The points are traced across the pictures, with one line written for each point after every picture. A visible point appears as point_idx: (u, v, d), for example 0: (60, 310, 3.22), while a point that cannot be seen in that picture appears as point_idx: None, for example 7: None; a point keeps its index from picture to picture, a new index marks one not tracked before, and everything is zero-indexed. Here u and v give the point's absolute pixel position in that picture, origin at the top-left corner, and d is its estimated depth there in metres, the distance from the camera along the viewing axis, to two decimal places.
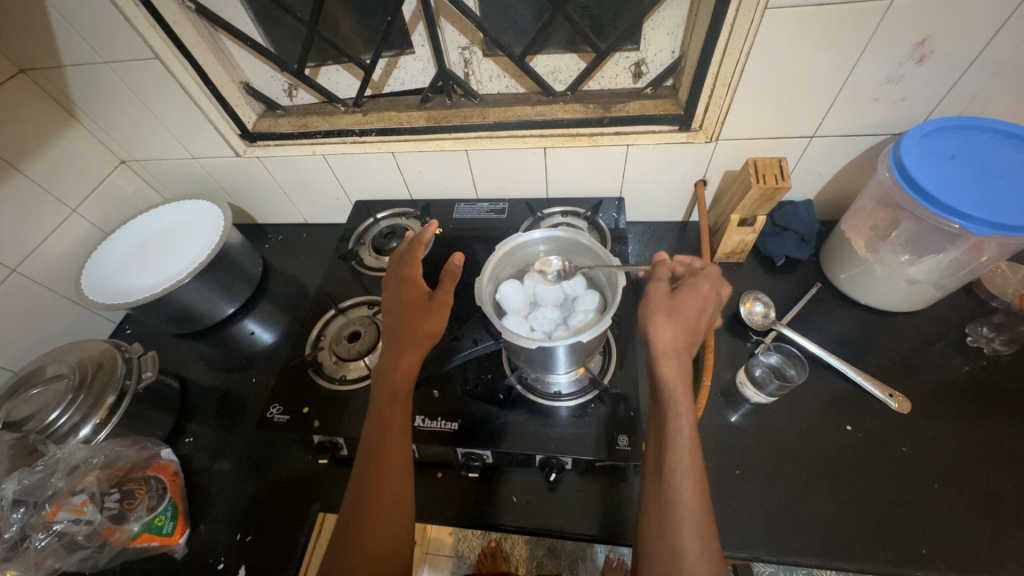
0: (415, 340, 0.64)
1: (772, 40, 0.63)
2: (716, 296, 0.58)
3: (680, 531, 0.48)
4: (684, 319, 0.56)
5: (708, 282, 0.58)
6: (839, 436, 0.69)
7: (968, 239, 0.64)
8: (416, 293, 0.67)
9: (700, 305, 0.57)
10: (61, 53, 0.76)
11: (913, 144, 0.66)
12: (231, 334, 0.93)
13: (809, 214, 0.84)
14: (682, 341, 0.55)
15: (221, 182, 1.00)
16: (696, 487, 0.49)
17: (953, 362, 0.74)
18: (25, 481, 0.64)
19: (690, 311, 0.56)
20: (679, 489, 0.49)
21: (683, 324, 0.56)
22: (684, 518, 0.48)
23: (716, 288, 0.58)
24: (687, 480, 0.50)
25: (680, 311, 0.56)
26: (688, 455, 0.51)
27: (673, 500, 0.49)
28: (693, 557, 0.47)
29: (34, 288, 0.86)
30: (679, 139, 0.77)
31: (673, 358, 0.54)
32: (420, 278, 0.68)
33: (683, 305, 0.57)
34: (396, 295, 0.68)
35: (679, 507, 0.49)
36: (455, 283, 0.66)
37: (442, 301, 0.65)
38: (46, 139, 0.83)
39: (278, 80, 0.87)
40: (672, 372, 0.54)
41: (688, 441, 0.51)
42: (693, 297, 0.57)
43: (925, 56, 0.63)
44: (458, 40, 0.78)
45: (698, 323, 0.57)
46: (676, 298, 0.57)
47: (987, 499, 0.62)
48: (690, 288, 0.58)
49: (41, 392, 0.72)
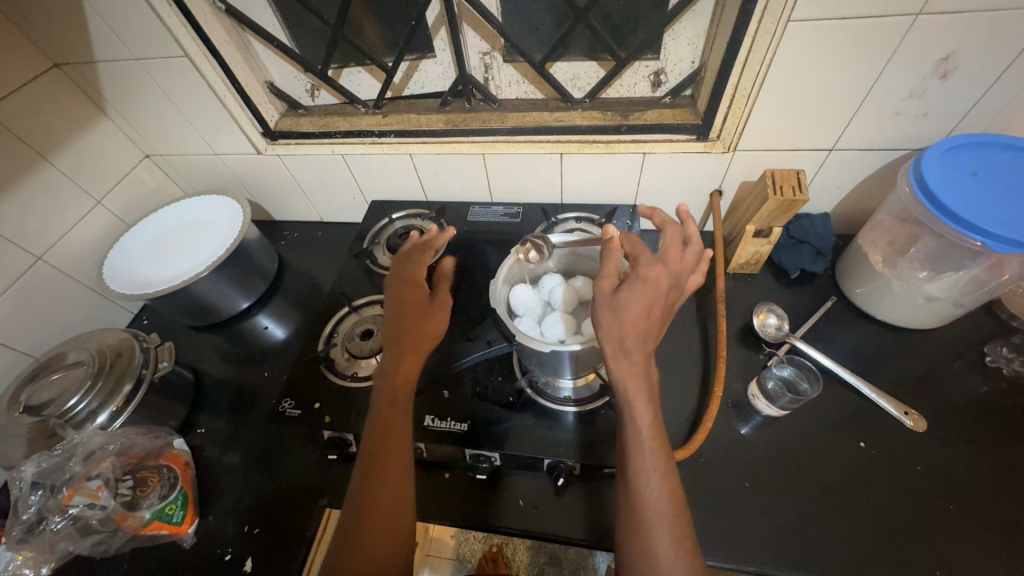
0: (415, 343, 0.64)
1: (793, 52, 0.63)
2: (668, 283, 0.56)
3: (654, 537, 0.49)
4: (631, 318, 0.53)
5: (654, 270, 0.56)
6: (852, 453, 0.68)
7: (990, 256, 0.63)
8: (418, 295, 0.68)
9: (648, 299, 0.54)
10: (95, 49, 0.78)
11: (935, 159, 0.65)
12: (245, 328, 0.94)
13: (826, 227, 0.83)
14: (634, 342, 0.53)
15: (242, 179, 1.02)
16: (664, 489, 0.50)
17: (971, 381, 0.73)
18: (43, 464, 0.66)
19: (637, 310, 0.54)
20: (648, 494, 0.50)
21: (631, 323, 0.53)
22: (657, 525, 0.49)
23: (663, 273, 0.56)
24: (654, 483, 0.50)
25: (626, 311, 0.53)
26: (650, 459, 0.51)
27: (642, 506, 0.50)
28: (669, 562, 0.47)
29: (58, 276, 0.88)
30: (695, 149, 0.77)
31: (624, 360, 0.53)
32: (422, 279, 0.70)
33: (629, 303, 0.54)
34: (396, 297, 0.68)
35: (650, 513, 0.50)
36: (447, 281, 0.70)
37: (443, 304, 0.67)
38: (76, 132, 0.85)
39: (301, 80, 0.89)
40: (625, 373, 0.53)
41: (650, 443, 0.52)
42: (638, 292, 0.54)
43: (949, 72, 0.62)
44: (479, 45, 0.79)
45: (649, 319, 0.54)
46: (620, 295, 0.55)
47: (1003, 523, 0.61)
48: (635, 282, 0.55)
49: (61, 377, 0.74)
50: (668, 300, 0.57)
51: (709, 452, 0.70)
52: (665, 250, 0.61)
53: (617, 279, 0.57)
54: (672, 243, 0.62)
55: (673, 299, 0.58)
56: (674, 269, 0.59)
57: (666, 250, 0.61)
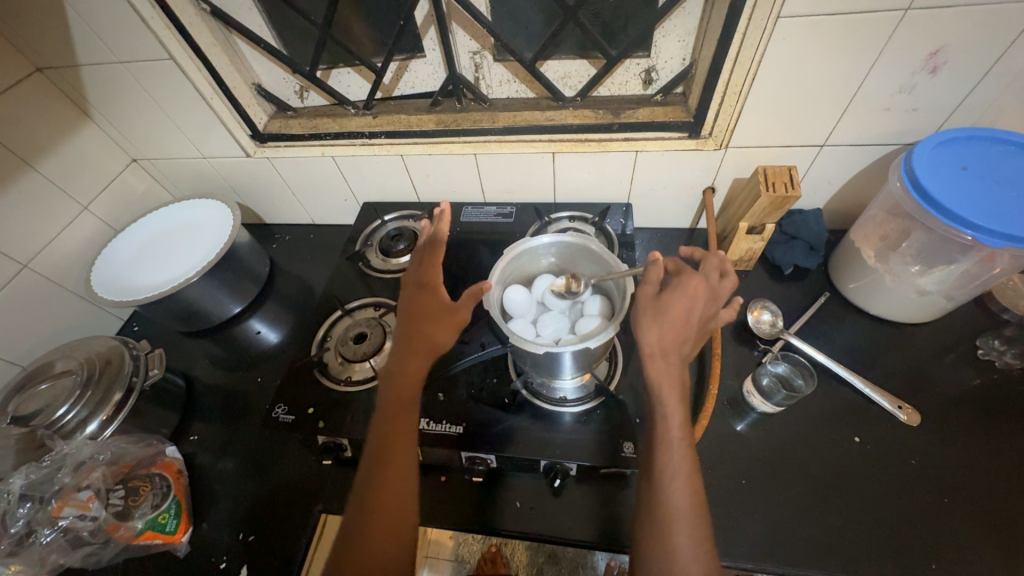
0: (426, 346, 0.64)
1: (783, 49, 0.63)
2: (709, 294, 0.57)
3: (674, 536, 0.49)
4: (670, 320, 0.55)
5: (695, 280, 0.57)
6: (848, 448, 0.69)
7: (981, 250, 0.63)
8: (433, 300, 0.66)
9: (687, 306, 0.56)
10: (78, 53, 0.77)
11: (926, 154, 0.65)
12: (237, 333, 0.93)
13: (819, 223, 0.83)
14: (672, 344, 0.55)
15: (231, 182, 1.01)
16: (689, 489, 0.50)
17: (964, 374, 0.74)
18: (32, 476, 0.65)
19: (676, 312, 0.56)
20: (673, 494, 0.50)
21: (669, 326, 0.55)
22: (678, 524, 0.49)
23: (703, 285, 0.57)
24: (681, 483, 0.50)
25: (666, 313, 0.55)
26: (679, 458, 0.52)
27: (666, 505, 0.50)
28: (687, 561, 0.47)
29: (44, 284, 0.87)
30: (688, 147, 0.77)
31: (661, 360, 0.54)
32: (440, 284, 0.67)
33: (670, 307, 0.56)
34: (411, 300, 0.67)
35: (673, 512, 0.49)
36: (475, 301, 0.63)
37: (460, 314, 0.63)
38: (60, 138, 0.84)
39: (289, 82, 0.88)
40: (660, 373, 0.54)
41: (679, 442, 0.52)
42: (679, 298, 0.56)
43: (938, 66, 0.62)
44: (469, 44, 0.79)
45: (687, 323, 0.55)
46: (662, 299, 0.57)
47: (998, 515, 0.62)
48: (677, 289, 0.57)
49: (49, 387, 0.73)
50: (706, 314, 0.57)
51: (705, 450, 0.70)
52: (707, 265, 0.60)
53: (659, 285, 0.58)
54: (714, 268, 0.59)
55: (711, 313, 0.58)
56: (714, 285, 0.58)
57: (709, 271, 0.59)
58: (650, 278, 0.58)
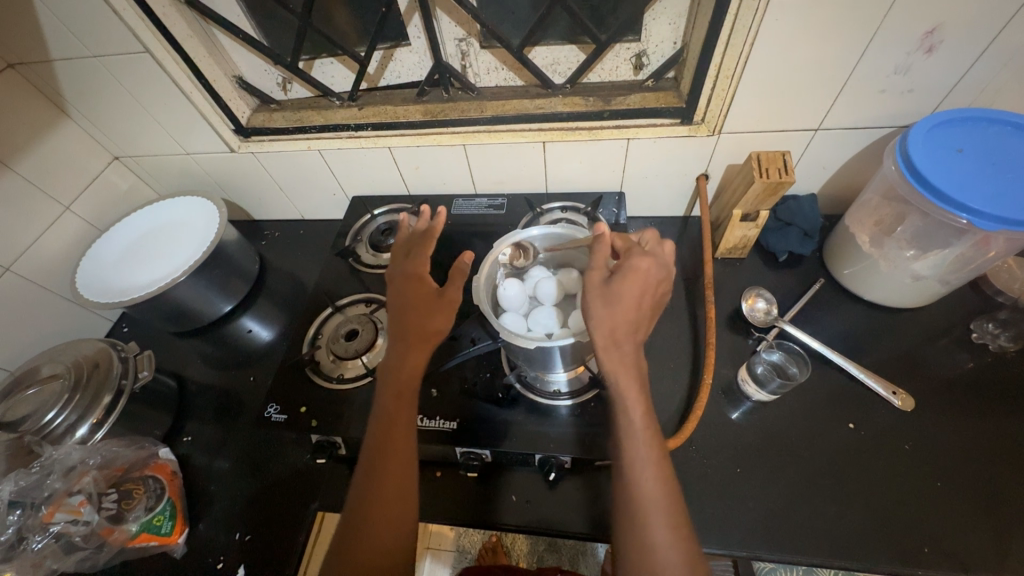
0: (423, 337, 0.63)
1: (775, 32, 0.61)
2: (658, 273, 0.56)
3: (650, 525, 0.49)
4: (623, 308, 0.53)
5: (644, 261, 0.56)
6: (842, 434, 0.69)
7: (976, 234, 0.63)
8: (425, 290, 0.65)
9: (639, 291, 0.54)
10: (50, 47, 0.74)
11: (921, 137, 0.64)
12: (227, 332, 0.92)
13: (813, 208, 0.82)
14: (626, 332, 0.53)
15: (216, 178, 0.99)
16: (658, 475, 0.50)
17: (958, 358, 0.73)
18: (21, 483, 0.64)
19: (629, 299, 0.54)
20: (643, 483, 0.50)
21: (625, 313, 0.53)
22: (649, 512, 0.49)
23: (654, 264, 0.56)
24: (649, 471, 0.50)
25: (620, 301, 0.53)
26: (642, 447, 0.51)
27: (636, 497, 0.50)
28: (666, 550, 0.47)
29: (27, 285, 0.85)
30: (680, 133, 0.75)
31: (615, 351, 0.53)
32: (428, 275, 0.67)
33: (622, 295, 0.54)
34: (402, 294, 0.66)
35: (645, 503, 0.49)
36: (465, 278, 0.63)
37: (453, 298, 0.63)
38: (37, 136, 0.82)
39: (271, 74, 0.86)
40: (615, 364, 0.53)
41: (642, 433, 0.51)
42: (631, 285, 0.54)
43: (934, 46, 0.61)
44: (455, 31, 0.77)
45: (641, 307, 0.54)
46: (613, 286, 0.54)
47: (989, 497, 0.62)
48: (629, 273, 0.55)
49: (37, 392, 0.72)
50: (660, 293, 0.57)
51: (700, 439, 0.70)
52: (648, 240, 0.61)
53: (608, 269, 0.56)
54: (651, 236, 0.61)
55: (663, 290, 0.57)
56: (662, 262, 0.58)
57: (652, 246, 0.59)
58: (598, 264, 0.56)
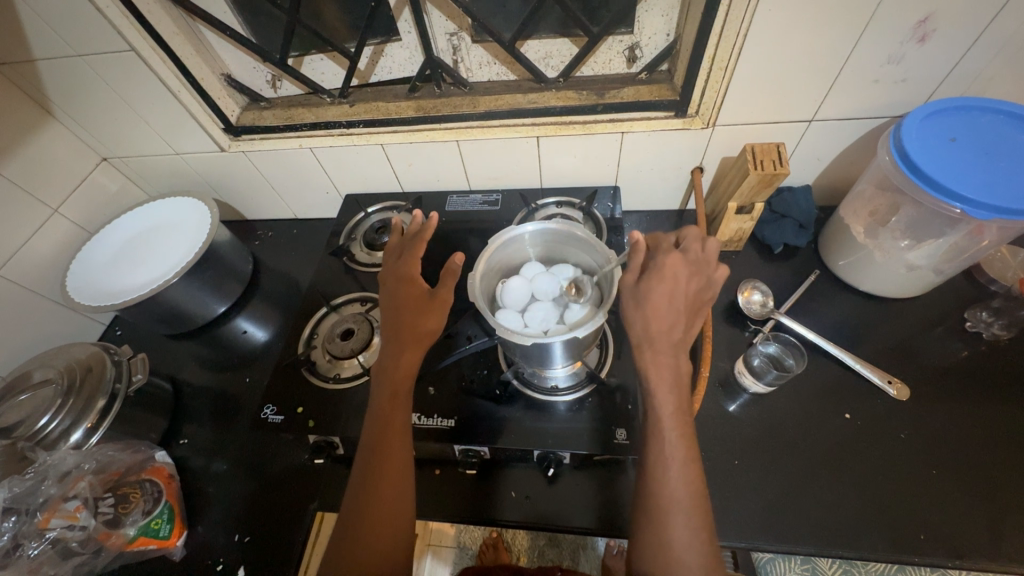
0: (415, 337, 0.62)
1: (767, 23, 0.61)
2: (688, 271, 0.56)
3: (670, 525, 0.49)
4: (652, 308, 0.54)
5: (673, 261, 0.56)
6: (838, 425, 0.69)
7: (969, 223, 0.63)
8: (416, 291, 0.65)
9: (667, 291, 0.54)
10: (32, 46, 0.73)
11: (914, 127, 0.64)
12: (222, 334, 0.91)
13: (808, 200, 0.82)
14: (659, 331, 0.54)
15: (206, 178, 0.98)
16: (683, 477, 0.50)
17: (952, 347, 0.74)
18: (16, 489, 0.63)
19: (659, 300, 0.54)
20: (669, 483, 0.50)
21: (655, 314, 0.54)
22: (673, 512, 0.49)
23: (680, 261, 0.56)
24: (676, 471, 0.50)
25: (647, 302, 0.54)
26: (672, 447, 0.51)
27: (661, 496, 0.50)
28: (684, 551, 0.48)
29: (17, 290, 0.84)
30: (674, 126, 0.75)
31: (649, 350, 0.54)
32: (419, 276, 0.66)
33: (650, 295, 0.55)
34: (394, 294, 0.66)
35: (669, 501, 0.50)
36: (456, 278, 0.63)
37: (444, 299, 0.63)
38: (22, 138, 0.80)
39: (261, 71, 0.85)
40: (650, 363, 0.53)
41: (671, 432, 0.52)
42: (659, 286, 0.55)
43: (927, 35, 0.61)
44: (446, 25, 0.76)
45: (673, 307, 0.54)
46: (642, 288, 0.55)
47: (983, 483, 0.62)
48: (657, 275, 0.55)
49: (30, 397, 0.71)
50: (697, 292, 0.55)
51: (698, 431, 0.70)
52: (686, 237, 0.59)
53: (640, 272, 0.57)
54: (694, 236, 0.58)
55: (700, 287, 0.56)
56: (699, 261, 0.57)
57: (689, 244, 0.58)
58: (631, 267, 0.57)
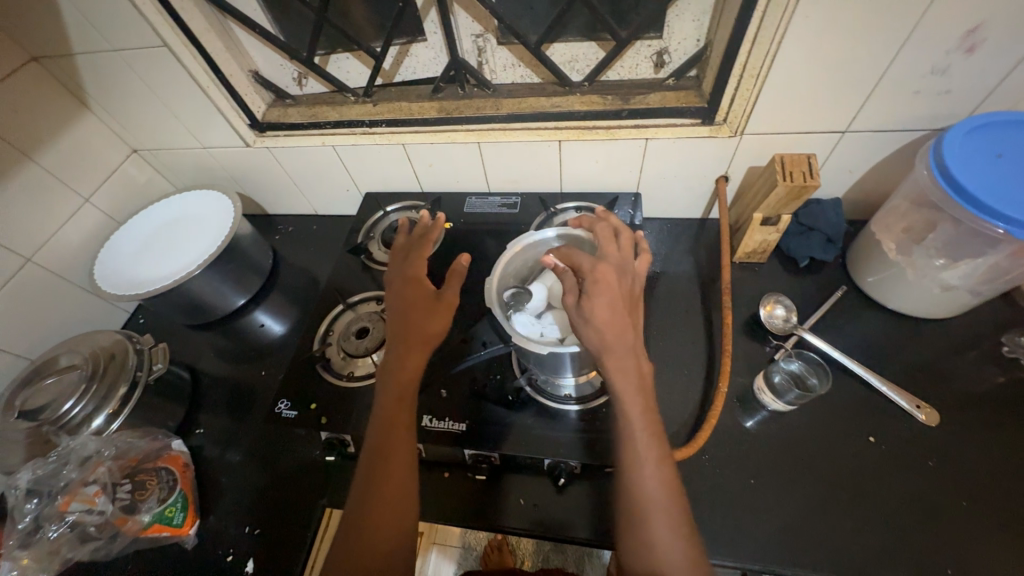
0: (421, 337, 0.63)
1: (802, 31, 0.59)
2: (616, 276, 0.59)
3: (653, 525, 0.49)
4: (604, 320, 0.55)
5: (603, 271, 0.59)
6: (861, 448, 0.66)
7: (1011, 245, 0.60)
8: (422, 291, 0.66)
9: (609, 298, 0.56)
10: (71, 40, 0.75)
11: (957, 141, 0.61)
12: (240, 326, 0.93)
13: (837, 214, 0.79)
14: (615, 338, 0.55)
15: (231, 172, 0.99)
16: (659, 475, 0.51)
17: (986, 372, 0.71)
18: (39, 471, 0.66)
19: (606, 311, 0.56)
20: (645, 485, 0.51)
21: (609, 325, 0.55)
22: (654, 511, 0.50)
23: (609, 268, 0.59)
24: (651, 470, 0.51)
25: (595, 318, 0.55)
26: (644, 446, 0.52)
27: (639, 497, 0.51)
28: (668, 550, 0.48)
29: (48, 277, 0.87)
30: (701, 133, 0.73)
31: (613, 356, 0.55)
32: (426, 278, 0.69)
33: (596, 311, 0.56)
34: (399, 295, 0.67)
35: (646, 502, 0.50)
36: (461, 279, 0.66)
37: (449, 300, 0.65)
38: (58, 129, 0.83)
39: (287, 68, 0.86)
40: (617, 370, 0.54)
41: (642, 433, 0.53)
42: (600, 298, 0.56)
43: (975, 45, 0.58)
44: (472, 26, 0.75)
45: (620, 314, 0.56)
46: (587, 306, 0.56)
47: (1016, 518, 0.59)
48: (596, 289, 0.57)
49: (55, 382, 0.73)
50: (629, 289, 0.59)
51: (713, 447, 0.68)
52: (601, 242, 0.63)
53: (576, 291, 0.58)
54: (604, 230, 0.64)
55: (629, 285, 0.60)
56: (622, 263, 0.61)
57: (608, 250, 0.61)
58: (568, 289, 0.58)
